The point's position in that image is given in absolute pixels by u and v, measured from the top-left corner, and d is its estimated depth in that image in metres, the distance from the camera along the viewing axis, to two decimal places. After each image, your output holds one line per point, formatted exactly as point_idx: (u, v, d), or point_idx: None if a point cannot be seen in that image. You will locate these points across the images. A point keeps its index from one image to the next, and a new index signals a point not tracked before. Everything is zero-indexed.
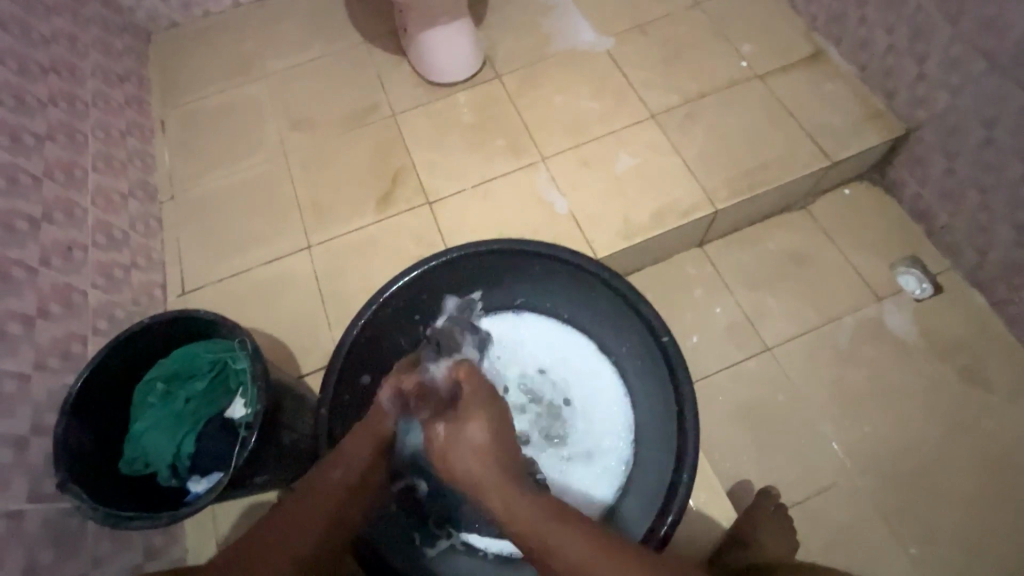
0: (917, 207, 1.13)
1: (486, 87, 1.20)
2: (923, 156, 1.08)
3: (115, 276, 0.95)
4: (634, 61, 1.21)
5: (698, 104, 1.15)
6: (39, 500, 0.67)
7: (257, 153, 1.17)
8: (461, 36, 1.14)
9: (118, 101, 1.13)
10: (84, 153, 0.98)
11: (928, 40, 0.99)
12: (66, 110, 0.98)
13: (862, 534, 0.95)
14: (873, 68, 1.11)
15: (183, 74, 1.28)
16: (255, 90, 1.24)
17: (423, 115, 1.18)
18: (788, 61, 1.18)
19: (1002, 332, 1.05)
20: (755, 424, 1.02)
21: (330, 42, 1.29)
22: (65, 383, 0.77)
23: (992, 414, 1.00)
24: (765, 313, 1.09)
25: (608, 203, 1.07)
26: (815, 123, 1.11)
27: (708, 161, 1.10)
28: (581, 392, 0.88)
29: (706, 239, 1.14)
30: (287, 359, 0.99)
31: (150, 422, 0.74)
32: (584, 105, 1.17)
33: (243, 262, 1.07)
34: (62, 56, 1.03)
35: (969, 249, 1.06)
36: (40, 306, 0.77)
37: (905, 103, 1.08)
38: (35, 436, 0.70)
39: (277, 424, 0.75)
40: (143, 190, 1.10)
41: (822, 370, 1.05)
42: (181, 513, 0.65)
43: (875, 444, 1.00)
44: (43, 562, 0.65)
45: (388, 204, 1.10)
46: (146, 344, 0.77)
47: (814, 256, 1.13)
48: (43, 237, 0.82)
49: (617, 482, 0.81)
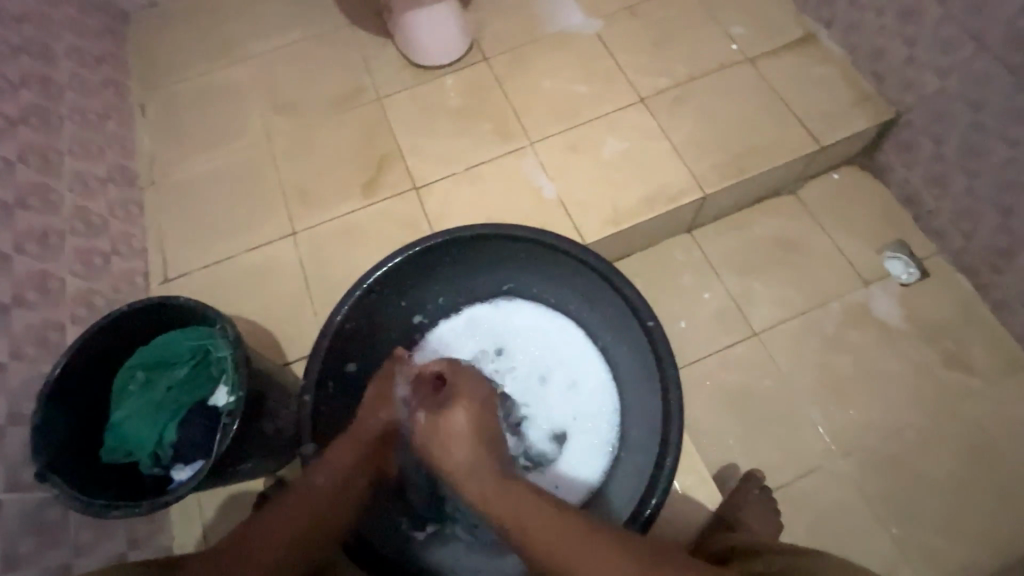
0: (904, 191, 1.13)
1: (473, 70, 1.18)
2: (911, 140, 1.08)
3: (94, 263, 0.93)
4: (623, 43, 1.19)
5: (688, 88, 1.14)
6: (18, 489, 0.66)
7: (240, 138, 1.15)
8: (446, 18, 1.12)
9: (95, 84, 1.10)
10: (59, 137, 0.96)
11: (918, 22, 0.99)
12: (40, 92, 0.96)
13: (845, 516, 0.96)
14: (863, 51, 1.10)
15: (162, 56, 1.24)
16: (236, 73, 1.21)
17: (409, 98, 1.16)
18: (778, 44, 1.17)
19: (985, 316, 1.06)
20: (742, 408, 1.03)
21: (313, 23, 1.26)
22: (43, 372, 0.76)
23: (974, 397, 1.01)
24: (753, 298, 1.09)
25: (597, 188, 1.06)
26: (804, 106, 1.11)
27: (697, 145, 1.09)
28: (567, 377, 0.88)
29: (695, 224, 1.14)
30: (272, 346, 0.98)
31: (131, 410, 0.73)
32: (573, 88, 1.15)
33: (226, 248, 1.06)
34: (34, 36, 1.00)
35: (955, 233, 1.07)
36: (15, 293, 0.76)
37: (893, 87, 1.08)
38: (11, 425, 0.69)
39: (260, 411, 0.74)
40: (123, 176, 1.08)
41: (808, 354, 1.06)
42: (162, 502, 0.65)
43: (859, 427, 1.01)
44: (23, 552, 0.64)
45: (374, 189, 1.09)
46: (125, 330, 0.76)
47: (802, 241, 1.13)
48: (16, 222, 0.81)
49: (603, 463, 0.82)
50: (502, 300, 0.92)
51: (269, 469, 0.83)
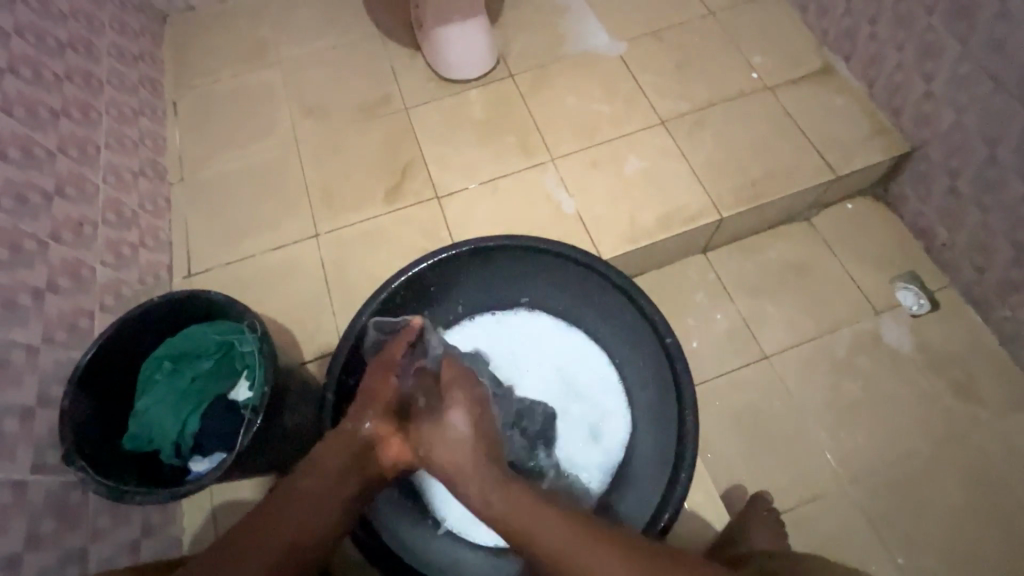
0: (917, 223, 1.15)
1: (498, 84, 1.21)
2: (926, 173, 1.10)
3: (123, 254, 0.95)
4: (645, 66, 1.22)
5: (708, 112, 1.17)
6: (43, 471, 0.67)
7: (268, 140, 1.18)
8: (468, 64, 1.19)
9: (132, 81, 1.14)
10: (97, 129, 0.98)
11: (937, 59, 1.01)
12: (81, 86, 0.99)
13: (851, 541, 0.96)
14: (881, 84, 1.13)
15: (197, 57, 1.28)
16: (268, 76, 1.25)
17: (434, 109, 1.19)
18: (798, 74, 1.20)
19: (995, 349, 1.07)
20: (751, 429, 1.04)
21: (345, 32, 1.29)
22: (72, 357, 0.77)
23: (982, 429, 1.02)
24: (764, 321, 1.11)
25: (615, 206, 1.08)
26: (821, 135, 1.13)
27: (717, 169, 1.11)
28: (573, 409, 0.89)
29: (710, 245, 1.15)
30: (291, 344, 1.00)
31: (156, 399, 0.75)
32: (595, 107, 1.18)
33: (250, 246, 1.08)
34: (79, 33, 1.03)
35: (968, 266, 1.08)
36: (50, 279, 0.78)
37: (911, 120, 1.10)
38: (40, 407, 0.70)
39: (280, 407, 0.76)
40: (153, 170, 1.11)
41: (818, 379, 1.07)
42: (183, 491, 0.66)
43: (868, 454, 1.02)
44: (45, 533, 0.65)
45: (397, 195, 1.11)
46: (154, 320, 0.77)
47: (816, 268, 1.15)
48: (55, 211, 0.83)
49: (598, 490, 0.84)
50: (522, 310, 0.94)
51: (283, 463, 0.84)
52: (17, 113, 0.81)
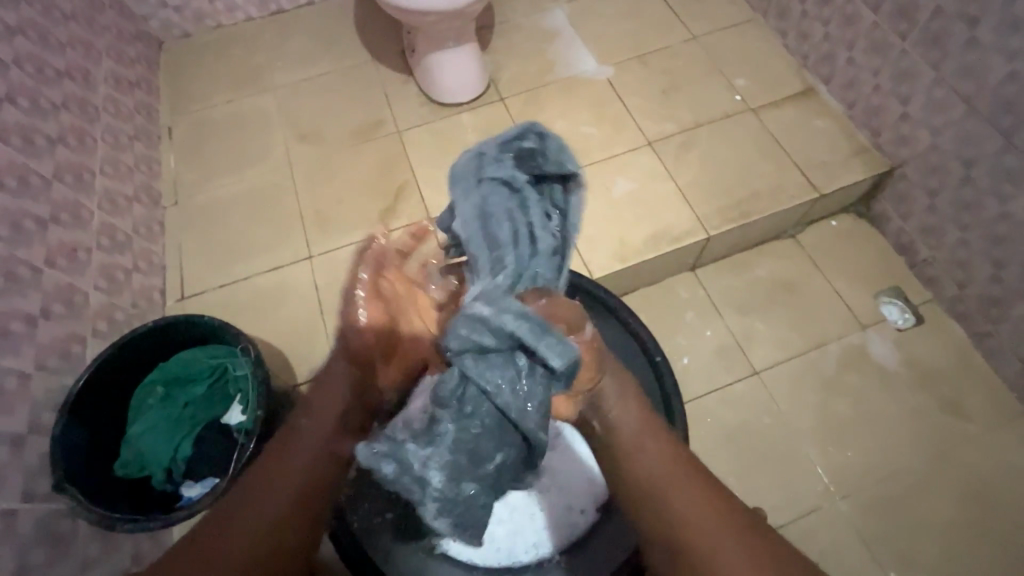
0: (899, 240, 1.18)
1: (489, 108, 1.24)
2: (906, 192, 1.13)
3: (117, 278, 0.95)
4: (633, 90, 1.26)
5: (694, 133, 1.20)
6: (32, 500, 0.67)
7: (263, 164, 1.19)
8: (459, 89, 1.22)
9: (128, 107, 1.15)
10: (92, 156, 0.99)
11: (913, 83, 1.04)
12: (78, 113, 1.00)
13: (843, 557, 0.97)
14: (860, 106, 1.17)
15: (192, 83, 1.30)
16: (263, 102, 1.27)
17: (427, 132, 1.22)
18: (779, 97, 1.24)
19: (980, 363, 1.09)
20: (742, 445, 1.04)
21: (338, 58, 1.32)
22: (63, 384, 0.77)
23: (969, 442, 1.04)
24: (754, 337, 1.12)
25: (605, 227, 1.10)
26: (804, 155, 1.16)
27: (703, 189, 1.14)
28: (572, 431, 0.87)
29: (699, 263, 1.18)
30: (284, 367, 1.00)
31: (148, 424, 0.75)
32: (584, 129, 1.21)
33: (244, 269, 1.09)
34: (76, 62, 1.05)
35: (949, 282, 1.11)
36: (43, 306, 0.78)
37: (889, 141, 1.13)
38: (31, 435, 0.70)
39: (274, 431, 0.77)
40: (148, 195, 1.12)
41: (807, 393, 1.08)
42: (178, 517, 0.66)
43: (858, 469, 1.02)
44: (35, 563, 0.64)
45: (391, 217, 1.13)
46: (148, 347, 0.79)
47: (803, 284, 1.17)
48: (49, 237, 0.83)
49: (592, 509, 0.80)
50: None
51: None
52: (14, 143, 0.83)
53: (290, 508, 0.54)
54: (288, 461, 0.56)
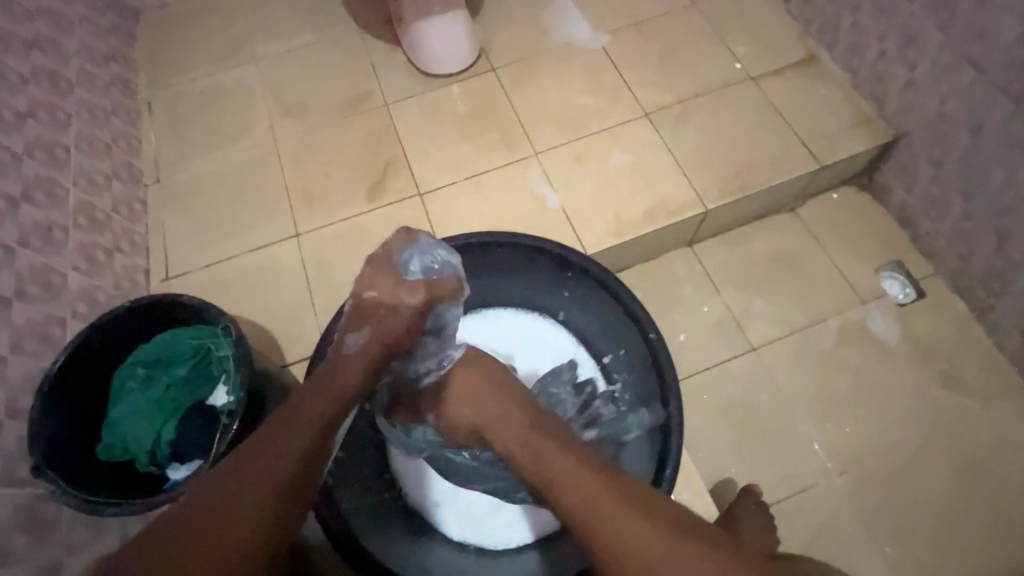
0: (902, 213, 1.15)
1: (480, 78, 1.19)
2: (909, 162, 1.10)
3: (97, 259, 0.92)
4: (630, 59, 1.21)
5: (692, 103, 1.16)
6: (11, 486, 0.66)
7: (246, 140, 1.15)
8: (449, 59, 1.17)
9: (104, 81, 1.11)
10: (66, 132, 0.96)
11: (920, 47, 1.00)
12: (48, 87, 0.96)
13: (839, 533, 0.96)
14: (864, 73, 1.12)
15: (171, 56, 1.25)
16: (245, 74, 1.22)
17: (416, 105, 1.17)
18: (781, 65, 1.19)
19: (982, 338, 1.07)
20: (738, 422, 1.03)
21: (323, 28, 1.27)
22: (42, 367, 0.75)
23: (968, 417, 1.02)
24: (752, 314, 1.10)
25: (600, 202, 1.07)
26: (805, 125, 1.13)
27: (701, 161, 1.10)
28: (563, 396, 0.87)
29: (696, 238, 1.15)
30: (272, 348, 0.98)
31: (129, 407, 0.74)
32: (579, 100, 1.17)
33: (230, 248, 1.06)
34: (45, 32, 1.00)
35: (952, 255, 1.08)
36: (17, 288, 0.76)
37: (894, 109, 1.09)
38: (8, 420, 0.68)
39: (259, 412, 0.75)
40: (128, 172, 1.08)
41: (805, 369, 1.06)
42: (159, 499, 0.65)
43: (855, 445, 1.02)
44: (16, 549, 0.63)
45: (379, 193, 1.09)
46: (127, 328, 0.77)
47: (803, 259, 1.14)
48: (21, 217, 0.80)
49: None
50: (487, 311, 0.91)
51: None
52: None
53: (298, 465, 0.53)
54: (304, 410, 0.56)
